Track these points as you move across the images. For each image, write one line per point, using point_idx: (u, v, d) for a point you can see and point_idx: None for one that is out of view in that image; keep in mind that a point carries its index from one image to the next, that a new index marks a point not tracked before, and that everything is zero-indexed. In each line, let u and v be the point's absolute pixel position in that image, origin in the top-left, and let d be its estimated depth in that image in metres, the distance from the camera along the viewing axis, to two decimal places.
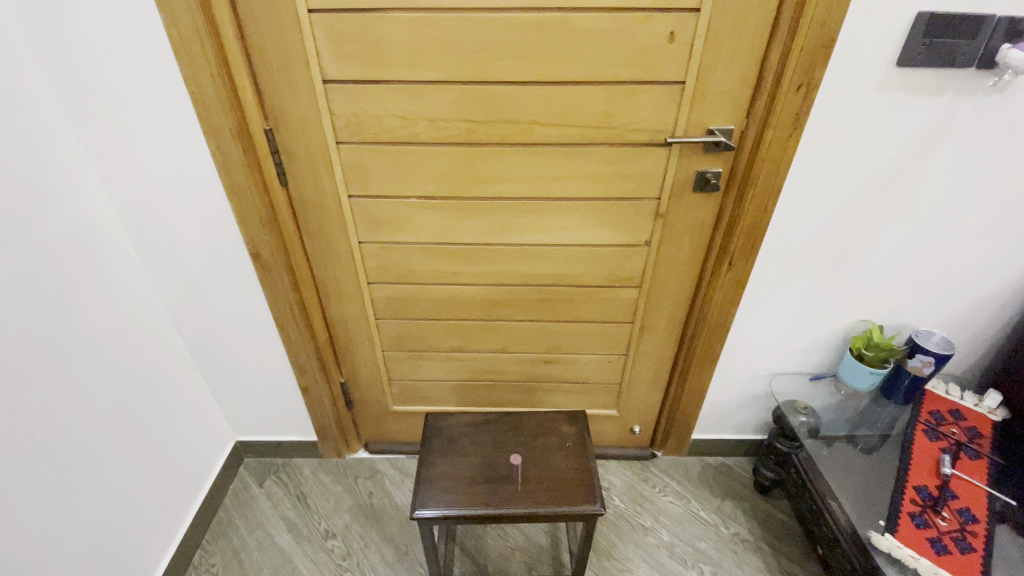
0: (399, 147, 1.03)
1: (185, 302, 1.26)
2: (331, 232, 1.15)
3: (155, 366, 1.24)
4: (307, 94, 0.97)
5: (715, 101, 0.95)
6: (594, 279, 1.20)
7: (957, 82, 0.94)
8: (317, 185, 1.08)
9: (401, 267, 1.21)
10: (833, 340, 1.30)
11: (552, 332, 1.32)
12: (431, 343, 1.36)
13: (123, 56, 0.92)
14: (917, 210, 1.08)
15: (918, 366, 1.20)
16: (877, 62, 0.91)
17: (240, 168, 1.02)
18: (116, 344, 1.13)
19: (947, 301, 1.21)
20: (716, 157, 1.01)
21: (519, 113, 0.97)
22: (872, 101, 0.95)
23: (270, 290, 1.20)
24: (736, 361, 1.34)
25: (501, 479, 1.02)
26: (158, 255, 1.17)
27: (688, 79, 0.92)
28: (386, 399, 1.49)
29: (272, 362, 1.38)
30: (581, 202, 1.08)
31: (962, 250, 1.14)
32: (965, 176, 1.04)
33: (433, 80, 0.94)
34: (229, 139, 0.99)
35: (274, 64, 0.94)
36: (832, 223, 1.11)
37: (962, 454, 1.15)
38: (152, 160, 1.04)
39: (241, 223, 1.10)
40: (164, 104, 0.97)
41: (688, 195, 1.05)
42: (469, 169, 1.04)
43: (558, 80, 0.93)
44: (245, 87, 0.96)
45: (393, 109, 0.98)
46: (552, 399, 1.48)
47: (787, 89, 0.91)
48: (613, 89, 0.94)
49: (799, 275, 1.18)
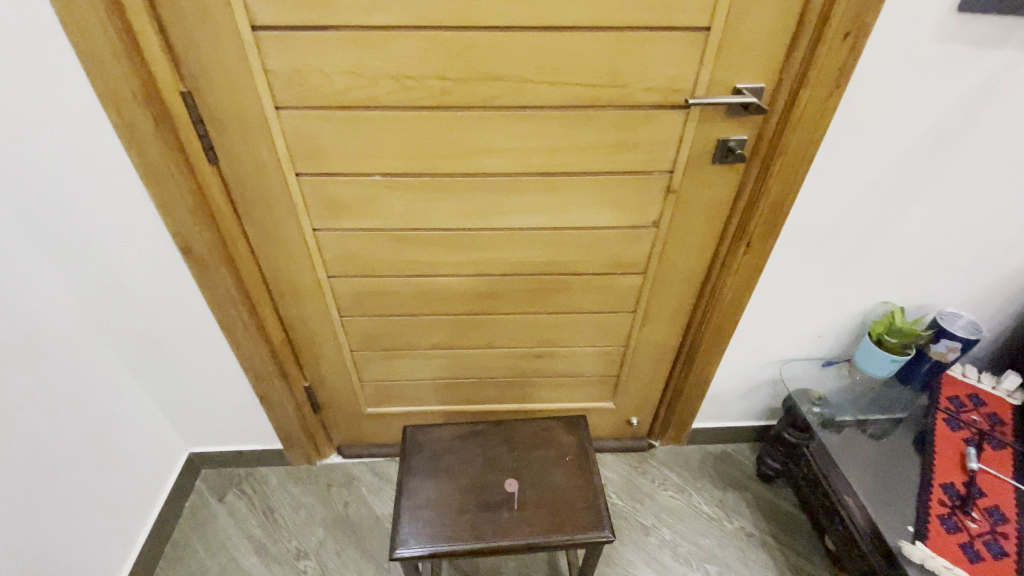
0: (356, 113, 0.82)
1: (109, 307, 1.05)
2: (278, 218, 0.95)
3: (78, 386, 1.04)
4: (234, 46, 0.76)
5: (744, 53, 0.77)
6: (591, 266, 1.05)
7: (1020, 33, 0.79)
8: (257, 161, 0.88)
9: (366, 257, 1.02)
10: (850, 325, 1.19)
11: (543, 325, 1.17)
12: (406, 340, 1.19)
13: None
14: (953, 184, 0.96)
15: (942, 352, 1.11)
16: (937, 5, 0.75)
17: (154, 143, 0.82)
18: (24, 367, 0.92)
19: (975, 280, 1.11)
20: (740, 122, 0.84)
21: (505, 69, 0.78)
22: (925, 54, 0.80)
23: (211, 289, 1.01)
24: (744, 348, 1.23)
25: (495, 507, 0.89)
26: (67, 254, 0.95)
27: (714, 23, 0.74)
28: (359, 401, 1.34)
29: (223, 368, 1.20)
30: (580, 177, 0.90)
31: (995, 226, 1.02)
32: (1011, 145, 0.91)
33: (395, 26, 0.74)
34: (135, 106, 0.78)
35: (184, 4, 0.72)
36: (860, 199, 0.98)
37: (986, 445, 1.07)
38: (38, 138, 0.80)
39: (163, 209, 0.89)
40: (43, 62, 0.74)
41: (705, 168, 0.89)
42: (443, 139, 0.85)
43: (553, 26, 0.74)
44: (149, 36, 0.74)
45: (345, 65, 0.78)
46: (543, 394, 1.35)
47: (834, 38, 0.74)
48: (621, 37, 0.75)
49: (820, 255, 1.05)
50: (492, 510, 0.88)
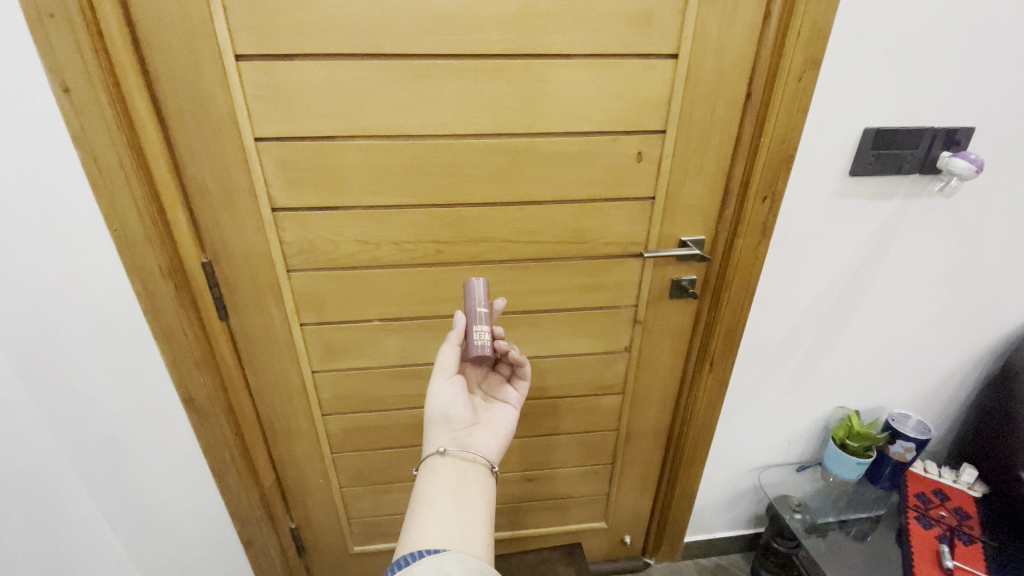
0: (359, 270, 0.94)
1: (119, 458, 1.02)
2: (280, 364, 1.02)
3: (74, 563, 0.96)
4: (253, 225, 0.87)
5: (685, 214, 0.96)
6: (573, 390, 1.14)
7: (904, 187, 0.97)
8: (264, 316, 0.96)
9: (362, 394, 1.08)
10: (814, 429, 1.28)
11: (531, 448, 1.22)
12: (397, 473, 1.22)
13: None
14: (879, 302, 1.10)
15: (900, 452, 1.21)
16: (832, 171, 0.94)
17: (171, 309, 0.88)
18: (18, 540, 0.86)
19: (914, 381, 1.23)
20: (689, 266, 1.01)
21: (491, 232, 0.94)
22: (831, 207, 0.97)
23: (208, 438, 1.03)
24: (722, 458, 1.29)
25: (518, 354, 0.84)
26: (82, 403, 0.94)
27: (658, 195, 0.93)
28: (346, 539, 1.30)
29: (206, 522, 1.15)
30: (557, 314, 1.03)
31: (921, 333, 1.16)
32: (921, 268, 1.07)
33: (397, 204, 0.89)
34: (159, 277, 0.85)
35: (214, 193, 0.84)
36: (803, 318, 1.10)
37: (958, 541, 1.14)
38: (87, 293, 0.85)
39: (173, 366, 0.93)
40: (80, 240, 0.81)
41: (665, 301, 1.04)
42: (435, 287, 0.97)
43: (529, 200, 0.92)
44: (180, 222, 0.84)
45: (351, 235, 0.90)
46: (534, 517, 1.34)
47: (754, 201, 0.92)
48: (582, 206, 0.93)
49: (778, 370, 1.16)
50: (518, 366, 0.86)
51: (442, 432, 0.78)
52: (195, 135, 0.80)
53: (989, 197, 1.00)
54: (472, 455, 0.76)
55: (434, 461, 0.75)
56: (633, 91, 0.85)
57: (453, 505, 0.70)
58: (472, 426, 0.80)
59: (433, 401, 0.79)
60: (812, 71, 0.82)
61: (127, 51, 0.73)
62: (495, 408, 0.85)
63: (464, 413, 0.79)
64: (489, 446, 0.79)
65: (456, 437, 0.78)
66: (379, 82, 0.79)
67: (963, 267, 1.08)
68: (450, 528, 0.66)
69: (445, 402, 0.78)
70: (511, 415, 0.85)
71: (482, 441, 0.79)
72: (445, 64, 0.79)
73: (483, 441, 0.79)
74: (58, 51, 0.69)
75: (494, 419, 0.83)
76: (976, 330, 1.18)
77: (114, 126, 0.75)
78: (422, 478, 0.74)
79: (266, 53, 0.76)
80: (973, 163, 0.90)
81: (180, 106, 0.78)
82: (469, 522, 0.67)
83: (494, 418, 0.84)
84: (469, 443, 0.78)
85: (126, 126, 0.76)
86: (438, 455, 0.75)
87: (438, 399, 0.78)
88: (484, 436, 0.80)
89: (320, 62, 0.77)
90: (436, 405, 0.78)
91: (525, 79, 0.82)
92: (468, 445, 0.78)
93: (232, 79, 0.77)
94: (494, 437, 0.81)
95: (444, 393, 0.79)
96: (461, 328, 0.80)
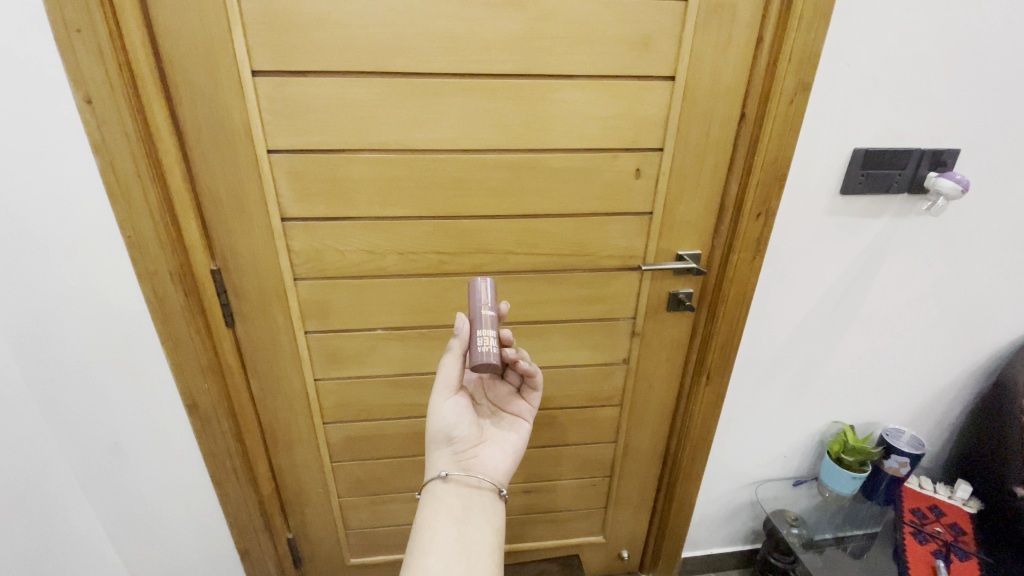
0: (363, 279, 0.96)
1: (119, 463, 1.02)
2: (284, 371, 1.03)
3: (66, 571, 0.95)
4: (262, 234, 0.90)
5: (681, 229, 0.99)
6: (572, 401, 1.15)
7: (894, 205, 1.01)
8: (270, 323, 0.98)
9: (362, 402, 1.10)
10: (810, 443, 1.29)
11: (531, 460, 1.23)
12: (397, 484, 1.22)
13: (18, 193, 0.77)
14: (871, 318, 1.13)
15: (895, 468, 1.22)
16: (823, 190, 0.97)
17: (179, 315, 0.90)
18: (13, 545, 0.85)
19: (907, 396, 1.25)
20: (686, 279, 1.04)
21: (494, 244, 0.96)
22: (823, 224, 1.00)
23: (209, 445, 1.03)
24: (719, 472, 1.30)
25: (528, 363, 0.84)
26: (85, 407, 0.95)
27: (655, 210, 0.97)
28: (344, 550, 1.30)
29: (203, 531, 1.14)
30: (557, 325, 1.05)
31: (913, 348, 1.19)
32: (911, 285, 1.10)
33: (403, 216, 0.92)
34: (169, 283, 0.87)
35: (227, 202, 0.87)
36: (797, 332, 1.12)
37: (954, 558, 1.16)
38: (96, 297, 0.87)
39: (178, 371, 0.94)
40: (92, 245, 0.83)
41: (663, 314, 1.07)
42: (438, 297, 1.00)
43: (531, 214, 0.95)
44: (192, 229, 0.87)
45: (358, 244, 0.93)
46: (532, 530, 1.35)
47: (748, 217, 0.95)
48: (582, 220, 0.96)
49: (774, 383, 1.18)
50: (530, 377, 0.86)
51: (446, 454, 0.79)
52: (210, 146, 0.83)
53: (975, 215, 1.04)
54: (476, 479, 0.77)
55: (435, 488, 0.76)
56: (632, 110, 0.88)
57: (458, 536, 0.70)
58: (477, 445, 0.81)
59: (435, 420, 0.80)
60: (803, 93, 0.86)
61: (149, 65, 0.76)
62: (505, 423, 0.87)
63: (467, 432, 0.81)
64: (495, 465, 0.81)
65: (459, 459, 0.79)
66: (389, 98, 0.83)
67: (952, 283, 1.11)
68: (453, 564, 0.66)
69: (449, 421, 0.80)
70: (522, 429, 0.87)
71: (487, 462, 0.80)
72: (451, 82, 0.83)
73: (488, 459, 0.81)
74: (83, 64, 0.72)
75: (501, 435, 0.85)
76: (967, 346, 1.20)
77: (133, 137, 0.77)
78: (423, 504, 0.75)
79: (282, 69, 0.79)
80: (959, 183, 0.94)
81: (197, 119, 0.81)
82: (471, 558, 0.68)
83: (502, 434, 0.85)
84: (474, 464, 0.79)
85: (146, 138, 0.79)
86: (440, 482, 0.76)
87: (441, 419, 0.80)
88: (490, 454, 0.81)
89: (333, 79, 0.81)
90: (439, 425, 0.80)
91: (528, 98, 0.85)
92: (472, 467, 0.79)
93: (248, 94, 0.80)
94: (500, 454, 0.83)
95: (447, 412, 0.80)
96: (466, 334, 0.78)
